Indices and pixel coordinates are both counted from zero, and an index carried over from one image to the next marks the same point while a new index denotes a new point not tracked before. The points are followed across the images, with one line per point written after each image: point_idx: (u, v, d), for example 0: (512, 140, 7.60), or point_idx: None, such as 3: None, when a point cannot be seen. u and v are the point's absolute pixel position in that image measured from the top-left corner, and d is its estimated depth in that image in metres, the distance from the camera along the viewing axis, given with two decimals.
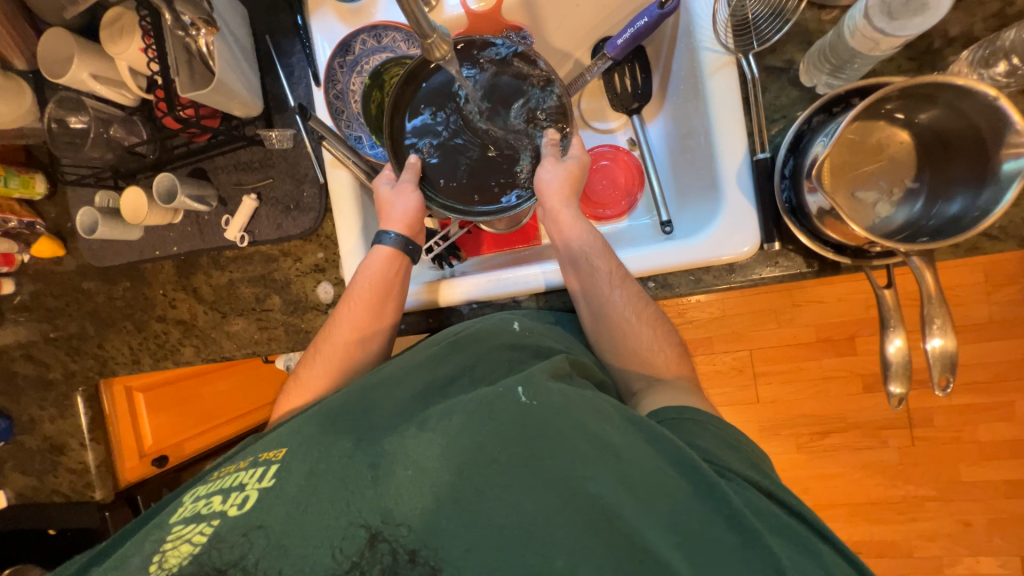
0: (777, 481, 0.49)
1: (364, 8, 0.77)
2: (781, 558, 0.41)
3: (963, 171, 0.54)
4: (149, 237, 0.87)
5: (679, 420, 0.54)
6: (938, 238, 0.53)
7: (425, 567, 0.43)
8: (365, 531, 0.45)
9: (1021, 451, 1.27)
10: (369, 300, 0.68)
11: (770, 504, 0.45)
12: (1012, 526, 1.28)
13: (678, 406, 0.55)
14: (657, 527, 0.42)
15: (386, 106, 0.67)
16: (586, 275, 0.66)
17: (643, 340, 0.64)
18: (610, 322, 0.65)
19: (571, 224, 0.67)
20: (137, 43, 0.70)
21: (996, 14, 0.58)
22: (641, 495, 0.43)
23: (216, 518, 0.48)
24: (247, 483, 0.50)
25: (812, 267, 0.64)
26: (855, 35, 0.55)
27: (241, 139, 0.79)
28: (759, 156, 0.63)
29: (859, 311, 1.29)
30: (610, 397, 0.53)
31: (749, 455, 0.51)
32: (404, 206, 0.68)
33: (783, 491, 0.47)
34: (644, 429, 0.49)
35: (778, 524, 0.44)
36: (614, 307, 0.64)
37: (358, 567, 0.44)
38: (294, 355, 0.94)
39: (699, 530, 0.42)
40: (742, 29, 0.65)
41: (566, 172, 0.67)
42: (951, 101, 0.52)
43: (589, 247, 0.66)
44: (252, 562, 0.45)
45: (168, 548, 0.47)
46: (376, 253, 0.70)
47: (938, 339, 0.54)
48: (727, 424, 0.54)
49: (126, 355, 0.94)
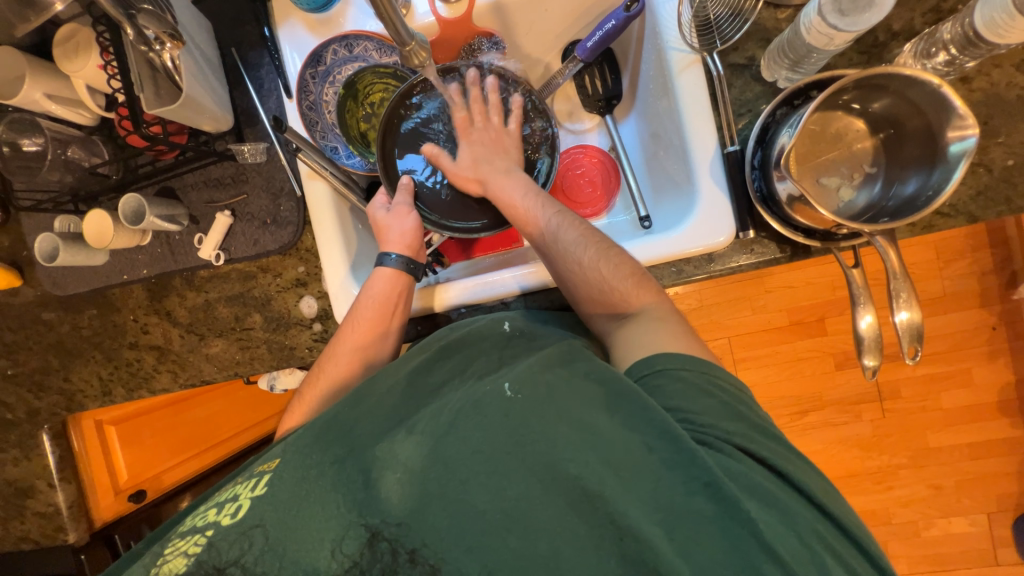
0: (755, 423, 0.49)
1: (333, 18, 0.76)
2: (760, 526, 0.41)
3: (915, 154, 0.58)
4: (116, 261, 0.84)
5: (646, 377, 0.53)
6: (898, 217, 0.57)
7: (425, 566, 0.44)
8: (366, 531, 0.46)
9: (981, 415, 1.35)
10: (372, 319, 0.68)
11: (742, 462, 0.46)
12: (977, 486, 1.37)
13: (646, 360, 0.54)
14: (641, 504, 0.43)
15: (380, 125, 0.73)
16: (528, 213, 0.68)
17: (599, 265, 0.62)
18: (560, 251, 0.64)
19: (506, 172, 0.72)
20: (95, 60, 0.67)
21: (933, 9, 0.63)
22: (624, 476, 0.44)
23: (211, 527, 0.48)
24: (240, 493, 0.50)
25: (784, 252, 0.67)
26: (810, 31, 0.57)
27: (211, 155, 0.77)
28: (729, 149, 0.66)
29: (826, 294, 1.36)
30: (585, 369, 0.52)
31: (724, 398, 0.50)
32: (401, 228, 0.72)
33: (756, 443, 0.47)
34: (625, 399, 0.48)
35: (749, 485, 0.44)
36: (558, 240, 0.65)
37: (359, 566, 0.45)
38: (278, 374, 0.91)
39: (680, 502, 0.43)
40: (706, 29, 0.68)
41: (496, 141, 0.75)
42: (900, 90, 0.55)
43: (527, 188, 0.70)
44: (252, 561, 0.46)
45: (164, 557, 0.48)
46: (378, 275, 0.70)
47: (905, 312, 0.58)
48: (703, 366, 0.52)
49: (95, 387, 0.89)
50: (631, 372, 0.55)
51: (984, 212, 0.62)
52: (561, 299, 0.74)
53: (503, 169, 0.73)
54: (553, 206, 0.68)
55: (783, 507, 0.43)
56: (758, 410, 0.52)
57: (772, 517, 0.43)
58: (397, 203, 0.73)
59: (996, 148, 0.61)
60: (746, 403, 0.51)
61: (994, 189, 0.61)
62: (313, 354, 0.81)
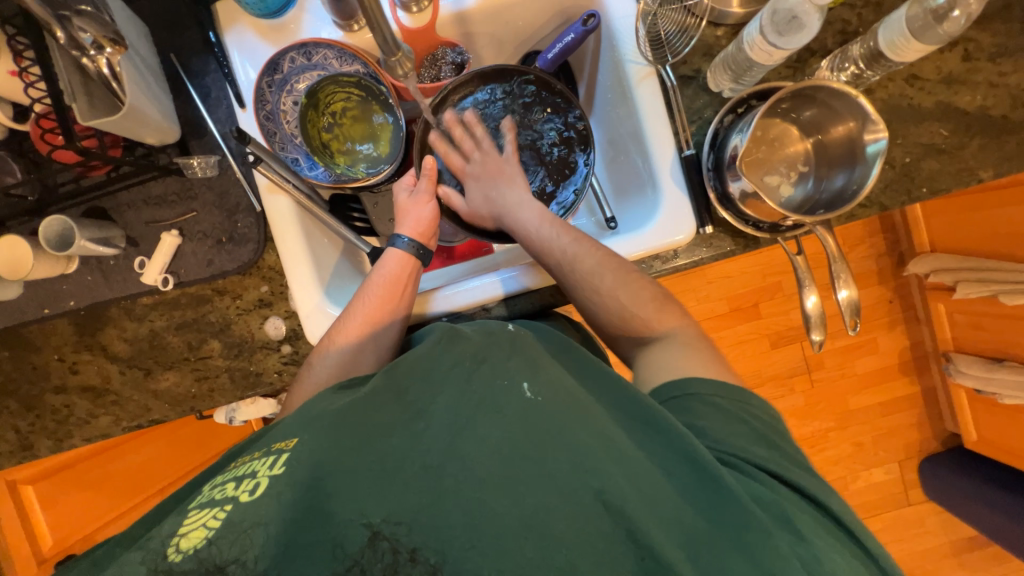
0: (784, 451, 0.54)
1: (286, 25, 0.72)
2: (787, 552, 0.44)
3: (838, 155, 0.67)
4: (34, 293, 0.74)
5: (678, 398, 0.57)
6: (832, 209, 0.66)
7: (426, 565, 0.44)
8: (365, 530, 0.44)
9: (888, 377, 1.57)
10: (381, 296, 0.70)
11: (767, 485, 0.50)
12: (889, 439, 1.58)
13: (680, 381, 0.58)
14: (664, 525, 0.45)
15: (415, 141, 0.77)
16: (542, 243, 0.69)
17: (617, 292, 0.66)
18: (577, 279, 0.67)
19: (517, 202, 0.73)
20: (7, 65, 0.60)
21: (841, 30, 0.72)
22: (645, 491, 0.47)
23: (229, 503, 0.45)
24: (258, 470, 0.48)
25: (738, 244, 0.74)
26: (752, 47, 0.64)
27: (152, 169, 0.71)
28: (686, 153, 0.72)
29: (758, 281, 1.50)
30: (618, 393, 0.57)
31: (757, 427, 0.55)
32: (417, 215, 0.76)
33: (784, 469, 0.52)
34: (653, 424, 0.53)
35: (780, 514, 0.47)
36: (576, 267, 0.67)
37: (359, 565, 0.43)
38: (238, 405, 0.84)
39: (701, 527, 0.46)
40: (658, 44, 0.75)
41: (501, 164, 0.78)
42: (826, 100, 0.64)
43: (543, 217, 0.71)
44: (251, 559, 0.42)
45: (182, 531, 0.44)
46: (389, 255, 0.73)
47: (845, 291, 0.66)
48: (739, 395, 0.57)
49: (12, 442, 0.77)
50: (664, 391, 0.59)
51: (892, 201, 0.73)
52: (541, 302, 0.77)
53: (512, 199, 0.74)
54: (568, 233, 0.69)
55: (793, 527, 0.46)
56: (786, 439, 0.56)
57: (800, 549, 0.45)
58: (420, 188, 0.76)
59: (895, 148, 0.73)
60: (776, 435, 0.56)
61: (897, 182, 0.73)
62: (282, 378, 0.76)
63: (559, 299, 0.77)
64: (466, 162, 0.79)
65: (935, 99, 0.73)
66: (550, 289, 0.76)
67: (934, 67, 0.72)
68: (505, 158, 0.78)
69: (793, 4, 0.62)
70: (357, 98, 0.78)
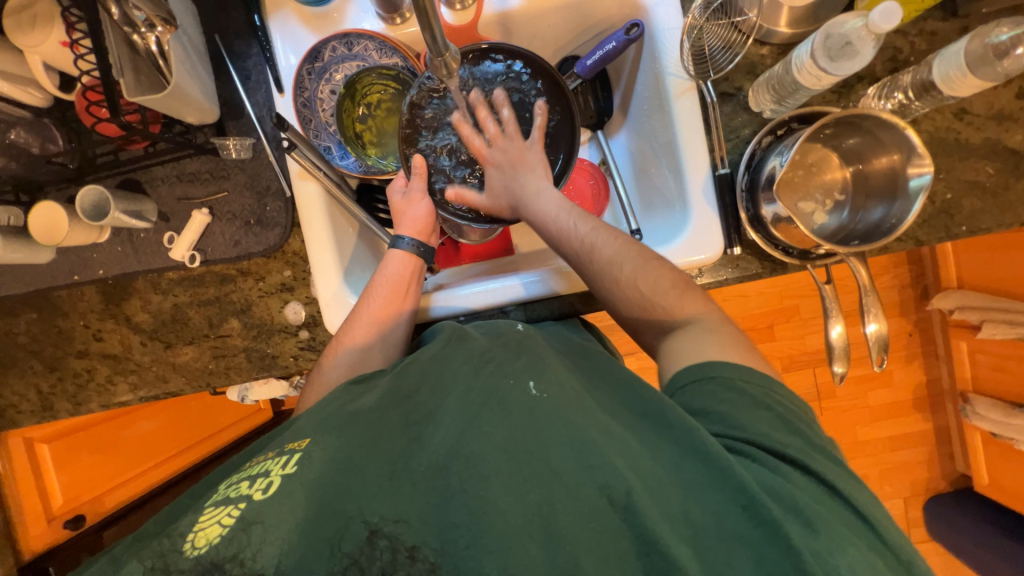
0: (811, 439, 0.51)
1: (330, 13, 0.73)
2: (803, 554, 0.40)
3: (879, 186, 0.65)
4: (64, 259, 0.75)
5: (700, 381, 0.55)
6: (867, 242, 0.65)
7: (425, 564, 0.42)
8: (364, 529, 0.43)
9: (901, 412, 1.54)
10: (387, 296, 0.70)
11: (783, 475, 0.47)
12: (896, 474, 1.55)
13: (701, 364, 0.56)
14: (668, 519, 0.43)
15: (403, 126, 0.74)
16: (561, 231, 0.68)
17: (637, 280, 0.64)
18: (596, 268, 0.66)
19: (536, 191, 0.70)
20: (58, 36, 0.62)
21: (891, 58, 0.70)
22: (653, 488, 0.45)
23: (243, 501, 0.44)
24: (272, 469, 0.47)
25: (764, 268, 0.73)
26: (801, 71, 0.63)
27: (189, 147, 0.72)
28: (721, 172, 0.71)
29: (774, 303, 1.48)
30: (625, 395, 0.57)
31: (780, 412, 0.53)
32: (415, 212, 0.74)
33: (811, 459, 0.49)
34: (658, 419, 0.52)
35: (791, 506, 0.44)
36: (602, 256, 0.65)
37: (357, 565, 0.42)
38: (251, 386, 0.86)
39: (710, 527, 0.44)
40: (700, 59, 0.74)
41: (518, 153, 0.73)
42: (872, 129, 0.63)
43: (562, 205, 0.70)
44: (251, 558, 0.41)
45: (195, 528, 0.44)
46: (392, 256, 0.73)
47: (874, 324, 0.65)
48: (777, 393, 0.55)
49: (33, 402, 0.79)
50: (686, 373, 0.57)
51: (928, 236, 0.71)
52: (559, 308, 0.76)
53: (530, 187, 0.71)
54: (586, 220, 0.69)
55: (805, 520, 0.43)
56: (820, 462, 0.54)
57: (810, 541, 0.42)
58: (413, 187, 0.75)
59: (938, 183, 0.71)
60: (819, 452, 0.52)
61: (936, 217, 0.71)
62: (297, 363, 0.76)
63: (578, 305, 0.76)
64: (489, 147, 0.75)
65: (985, 135, 0.70)
66: (571, 296, 0.76)
67: (986, 102, 0.70)
68: (527, 144, 0.74)
69: (849, 31, 0.60)
70: (392, 91, 0.77)
